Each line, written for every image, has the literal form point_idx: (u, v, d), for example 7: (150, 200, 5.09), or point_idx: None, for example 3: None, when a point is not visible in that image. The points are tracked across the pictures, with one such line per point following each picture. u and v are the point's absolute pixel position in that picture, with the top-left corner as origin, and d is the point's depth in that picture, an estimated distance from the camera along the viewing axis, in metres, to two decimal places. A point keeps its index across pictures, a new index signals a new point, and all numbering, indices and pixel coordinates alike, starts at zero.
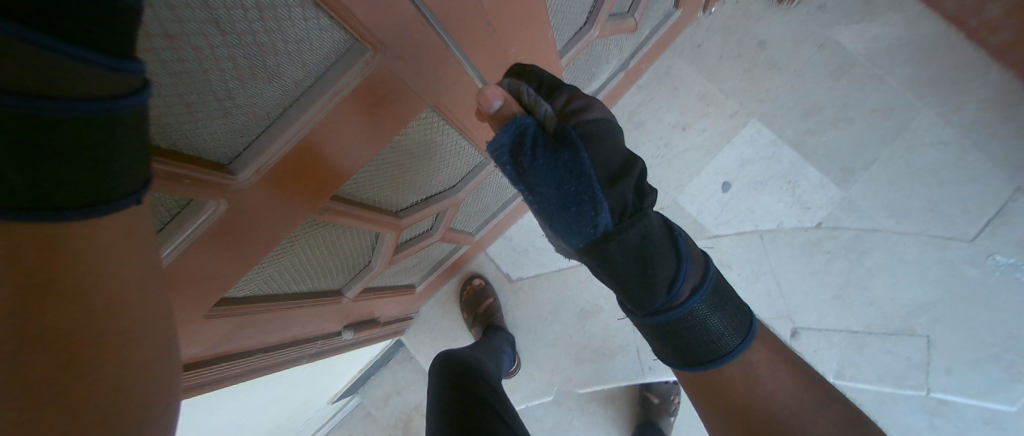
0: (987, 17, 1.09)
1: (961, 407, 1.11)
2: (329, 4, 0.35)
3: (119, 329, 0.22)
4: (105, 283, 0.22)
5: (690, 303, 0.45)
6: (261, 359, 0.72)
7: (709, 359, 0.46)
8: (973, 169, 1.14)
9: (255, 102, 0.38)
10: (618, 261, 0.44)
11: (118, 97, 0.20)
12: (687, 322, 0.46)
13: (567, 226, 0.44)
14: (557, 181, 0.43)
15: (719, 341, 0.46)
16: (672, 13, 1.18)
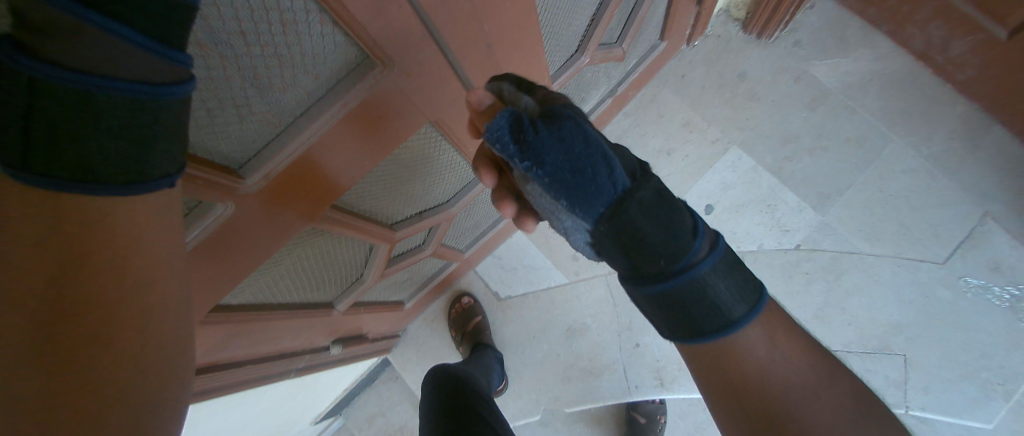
0: (951, 54, 1.19)
1: (940, 425, 1.14)
2: (347, 24, 0.38)
3: (140, 301, 0.24)
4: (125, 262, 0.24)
5: (711, 260, 0.41)
6: (248, 371, 0.71)
7: (738, 323, 0.41)
8: (939, 195, 1.21)
9: (269, 106, 0.40)
10: (640, 218, 0.40)
11: (170, 85, 0.25)
12: (715, 286, 0.41)
13: (583, 191, 0.41)
14: (565, 146, 0.41)
15: (746, 303, 0.41)
16: (657, 45, 1.26)
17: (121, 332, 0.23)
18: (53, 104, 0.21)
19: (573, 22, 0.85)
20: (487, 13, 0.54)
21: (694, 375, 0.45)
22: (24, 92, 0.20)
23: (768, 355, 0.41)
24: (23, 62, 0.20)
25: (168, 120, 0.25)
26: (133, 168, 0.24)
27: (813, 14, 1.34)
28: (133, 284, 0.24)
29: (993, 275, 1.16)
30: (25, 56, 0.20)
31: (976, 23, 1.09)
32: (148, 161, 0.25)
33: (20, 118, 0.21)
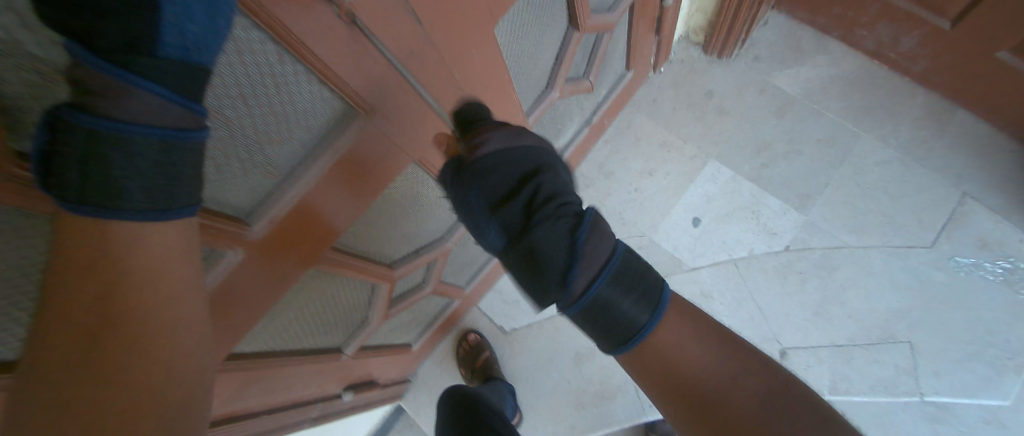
0: (901, 48, 1.28)
1: (960, 410, 1.12)
2: (332, 81, 0.44)
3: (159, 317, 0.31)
4: (157, 285, 0.31)
5: (603, 284, 0.46)
6: (263, 422, 0.73)
7: (633, 338, 0.47)
8: (913, 182, 1.26)
9: (270, 157, 0.46)
10: (535, 250, 0.47)
11: (194, 131, 0.31)
12: (604, 301, 0.46)
13: (488, 225, 0.50)
14: (474, 188, 0.50)
15: (638, 318, 0.47)
16: (625, 74, 1.37)
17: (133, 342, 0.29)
18: (100, 146, 0.27)
19: (539, 62, 0.94)
20: (456, 62, 0.62)
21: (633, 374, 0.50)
22: (82, 140, 0.26)
23: (688, 353, 0.46)
24: (85, 118, 0.26)
25: (191, 161, 0.31)
26: (161, 197, 0.31)
27: (767, 29, 1.44)
28: (158, 305, 0.31)
29: (980, 253, 1.19)
30: (87, 114, 0.26)
31: (917, 19, 1.19)
32: (177, 192, 0.31)
33: (80, 160, 0.27)
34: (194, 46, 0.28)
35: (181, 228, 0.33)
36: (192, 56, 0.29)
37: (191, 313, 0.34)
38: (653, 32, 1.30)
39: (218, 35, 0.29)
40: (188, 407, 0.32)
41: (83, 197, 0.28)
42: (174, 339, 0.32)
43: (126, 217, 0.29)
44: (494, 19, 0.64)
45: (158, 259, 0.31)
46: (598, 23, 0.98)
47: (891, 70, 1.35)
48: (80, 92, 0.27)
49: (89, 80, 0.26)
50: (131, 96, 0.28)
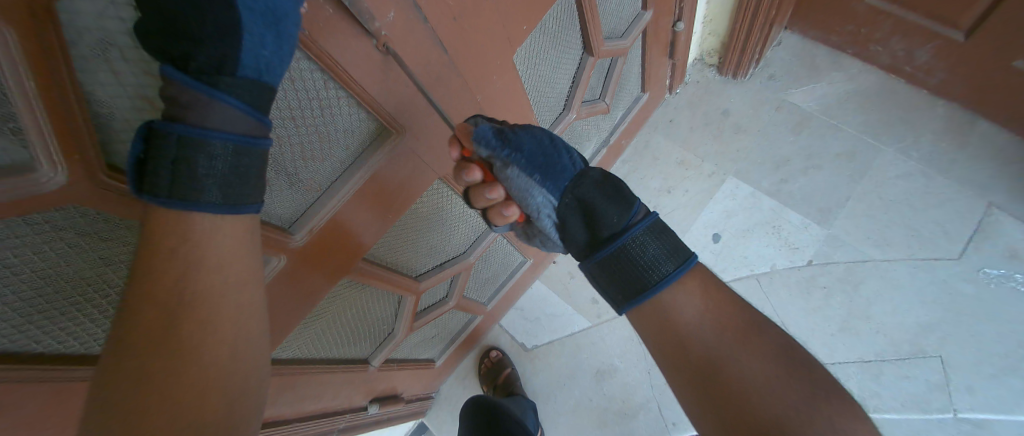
0: (918, 62, 1.27)
1: (996, 426, 1.09)
2: (368, 104, 0.49)
3: (219, 312, 0.34)
4: (221, 284, 0.34)
5: (646, 221, 0.49)
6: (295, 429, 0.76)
7: (663, 282, 0.47)
8: (940, 194, 1.23)
9: (314, 171, 0.51)
10: (593, 190, 0.52)
11: (262, 139, 0.35)
12: (650, 239, 0.48)
13: (550, 172, 0.53)
14: (537, 140, 0.53)
15: (667, 264, 0.47)
16: (640, 96, 1.40)
17: (186, 336, 0.32)
18: (184, 151, 0.31)
19: (555, 84, 0.99)
20: (479, 85, 0.67)
21: (650, 351, 0.49)
22: (174, 148, 0.31)
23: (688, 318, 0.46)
24: (178, 127, 0.31)
25: (260, 165, 0.35)
26: (233, 194, 0.34)
27: (781, 49, 1.47)
28: (220, 302, 0.34)
29: (1012, 263, 1.15)
30: (177, 123, 0.31)
31: (927, 33, 1.18)
32: (247, 193, 0.35)
33: (172, 164, 0.31)
34: (268, 68, 0.35)
35: (248, 221, 0.37)
36: (264, 77, 0.35)
37: (253, 311, 0.37)
38: (666, 55, 1.34)
39: (284, 60, 0.35)
40: (249, 390, 0.36)
41: (172, 194, 0.31)
42: (237, 328, 0.35)
43: (200, 209, 0.32)
44: (513, 46, 0.69)
45: (223, 255, 0.34)
46: (611, 48, 1.02)
47: (911, 84, 1.34)
48: (171, 106, 0.31)
49: (178, 97, 0.31)
50: (215, 108, 0.32)
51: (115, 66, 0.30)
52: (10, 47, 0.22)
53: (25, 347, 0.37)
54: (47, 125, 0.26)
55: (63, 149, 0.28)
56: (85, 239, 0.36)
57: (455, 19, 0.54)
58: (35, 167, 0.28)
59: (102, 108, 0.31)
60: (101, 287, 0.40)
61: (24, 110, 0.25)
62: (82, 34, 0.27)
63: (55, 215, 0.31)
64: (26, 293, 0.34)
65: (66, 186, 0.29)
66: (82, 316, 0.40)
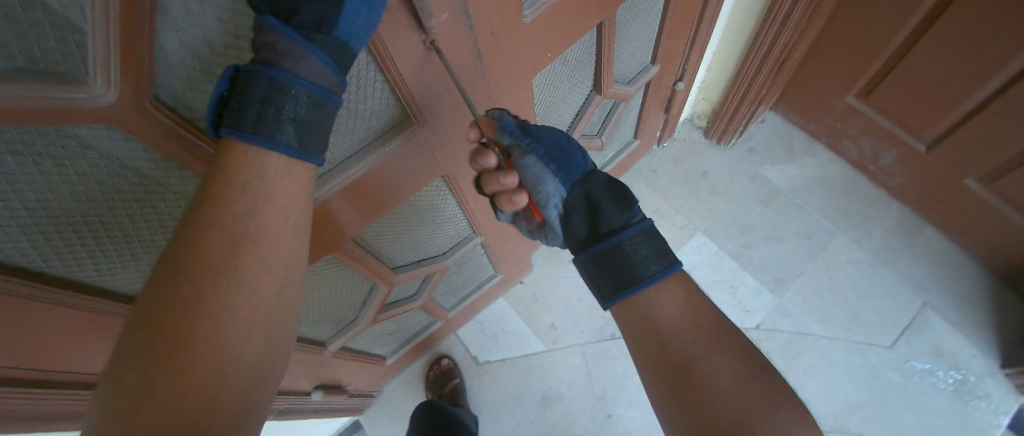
0: (881, 163, 1.43)
1: None
2: (402, 92, 0.52)
3: (276, 250, 0.38)
4: (286, 224, 0.38)
5: (627, 230, 0.54)
6: None
7: (642, 283, 0.52)
8: (881, 286, 1.37)
9: (333, 146, 0.52)
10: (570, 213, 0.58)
11: (335, 96, 0.40)
12: (628, 247, 0.53)
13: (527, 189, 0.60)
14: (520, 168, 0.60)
15: (649, 265, 0.53)
16: (631, 142, 1.49)
17: (244, 265, 0.35)
18: (271, 91, 0.35)
19: (562, 112, 1.04)
20: (499, 98, 0.70)
21: (631, 349, 0.55)
22: (265, 87, 0.35)
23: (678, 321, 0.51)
24: (272, 70, 0.35)
25: (329, 120, 0.40)
26: (304, 139, 0.38)
27: (764, 126, 1.61)
28: (283, 240, 0.38)
29: (936, 360, 1.27)
30: (272, 68, 0.35)
31: (897, 138, 1.33)
32: (314, 141, 0.39)
33: (260, 103, 0.35)
34: (354, 34, 0.38)
35: (309, 169, 0.40)
36: (349, 43, 0.38)
37: (300, 258, 0.41)
38: (663, 109, 1.44)
39: (370, 32, 0.38)
40: (285, 326, 0.40)
41: (255, 130, 0.35)
42: (288, 267, 0.39)
43: (277, 148, 0.36)
44: (535, 69, 0.73)
45: (286, 197, 0.38)
46: (618, 91, 1.09)
47: (873, 182, 1.49)
48: (268, 52, 0.36)
49: (276, 44, 0.35)
50: (306, 61, 0.37)
51: (190, 5, 0.31)
52: None
53: (28, 262, 0.36)
54: (113, 47, 0.28)
55: (119, 71, 0.29)
56: (119, 166, 0.36)
57: (494, 34, 0.57)
58: (89, 82, 0.29)
59: (166, 45, 0.32)
60: (120, 218, 0.41)
61: (100, 26, 0.27)
62: None
63: (96, 133, 0.33)
64: (52, 206, 0.35)
65: (111, 107, 0.31)
66: (95, 247, 0.41)
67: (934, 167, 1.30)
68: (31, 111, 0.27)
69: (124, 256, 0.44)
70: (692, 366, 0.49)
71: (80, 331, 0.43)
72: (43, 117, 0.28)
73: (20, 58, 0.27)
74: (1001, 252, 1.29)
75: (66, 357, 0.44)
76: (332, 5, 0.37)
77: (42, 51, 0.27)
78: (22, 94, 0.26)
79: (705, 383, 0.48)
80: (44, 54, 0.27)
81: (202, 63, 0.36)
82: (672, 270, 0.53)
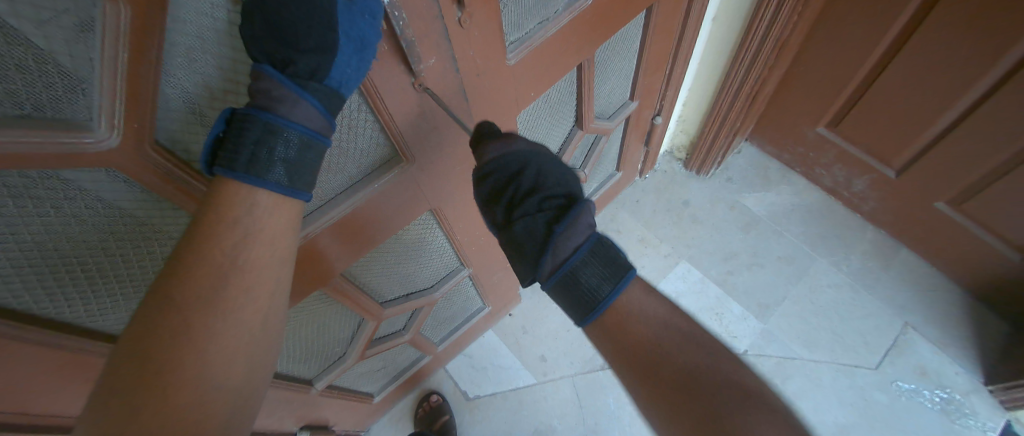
0: (855, 189, 1.50)
1: None
2: (392, 131, 0.55)
3: (263, 279, 0.39)
4: (273, 255, 0.39)
5: (577, 254, 0.53)
6: None
7: (597, 307, 0.52)
8: (862, 307, 1.40)
9: (321, 182, 0.54)
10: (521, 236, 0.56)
11: (325, 137, 0.42)
12: (579, 272, 0.52)
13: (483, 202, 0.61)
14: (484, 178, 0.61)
15: (603, 286, 0.52)
16: (614, 174, 1.54)
17: (230, 295, 0.36)
18: (264, 133, 0.38)
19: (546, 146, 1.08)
20: None
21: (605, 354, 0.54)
22: (259, 130, 0.37)
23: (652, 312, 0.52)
24: (265, 114, 0.38)
25: (318, 159, 0.42)
26: (293, 177, 0.40)
27: (741, 157, 1.69)
28: (269, 270, 0.39)
29: (921, 380, 1.29)
30: (266, 112, 0.38)
31: (866, 164, 1.41)
32: (303, 178, 0.41)
33: (253, 144, 0.37)
34: (344, 80, 0.41)
35: (297, 207, 0.42)
36: (341, 88, 0.42)
37: (285, 287, 0.41)
38: (643, 143, 1.50)
39: (360, 79, 0.42)
40: (265, 355, 0.41)
41: (247, 169, 0.37)
42: (272, 298, 0.40)
43: (267, 185, 0.38)
44: (519, 107, 0.77)
45: (274, 231, 0.39)
46: (599, 125, 1.15)
47: (848, 208, 1.57)
48: (263, 98, 0.39)
49: (272, 91, 0.39)
50: (298, 106, 0.40)
51: (192, 55, 0.34)
52: (119, 21, 0.27)
53: (18, 304, 0.37)
54: (120, 93, 0.30)
55: (125, 116, 0.32)
56: (113, 207, 0.38)
57: (479, 75, 0.62)
58: (93, 127, 0.31)
59: (168, 93, 0.35)
60: (108, 259, 0.41)
61: (108, 74, 0.29)
62: (181, 30, 0.32)
63: (92, 175, 0.34)
64: (45, 250, 0.35)
65: (109, 151, 0.32)
66: (87, 287, 0.41)
67: (908, 193, 1.37)
68: (35, 154, 0.29)
69: (112, 296, 0.45)
70: (666, 360, 0.50)
71: (58, 373, 0.42)
72: (46, 163, 0.30)
73: (28, 107, 0.29)
74: (972, 270, 1.35)
75: (44, 400, 0.43)
76: (326, 55, 0.40)
77: (50, 98, 0.29)
78: (27, 140, 0.28)
79: (677, 373, 0.49)
80: (52, 102, 0.30)
81: (202, 106, 0.39)
82: (625, 287, 0.53)
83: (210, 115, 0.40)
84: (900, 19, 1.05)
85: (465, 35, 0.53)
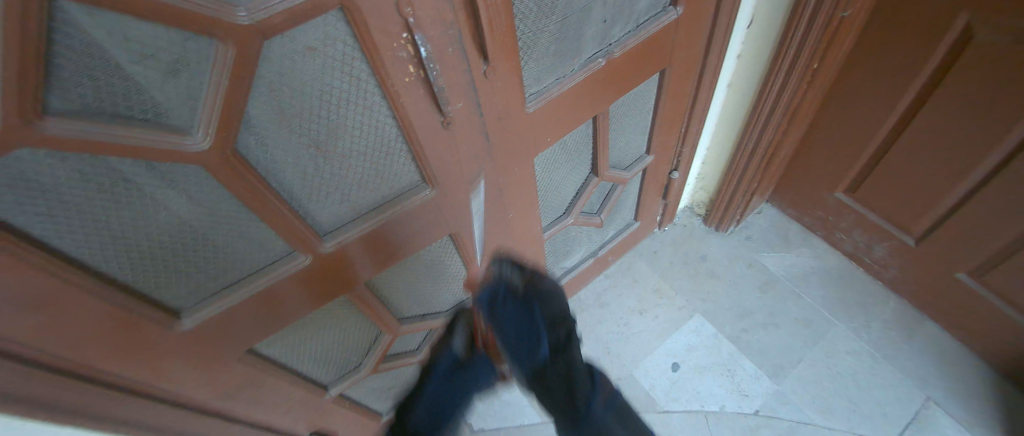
0: (875, 255, 1.48)
1: None
2: (420, 159, 0.66)
3: None
4: None
5: None
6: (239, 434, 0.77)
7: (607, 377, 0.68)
8: (880, 376, 1.34)
9: (360, 196, 0.66)
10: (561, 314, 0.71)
11: None
12: None
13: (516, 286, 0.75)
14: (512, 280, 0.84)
15: None
16: (632, 223, 1.59)
17: None
18: None
19: (563, 190, 1.17)
20: (504, 172, 0.84)
21: None
22: None
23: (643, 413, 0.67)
24: None
25: None
26: None
27: (761, 217, 1.72)
28: None
29: None
30: None
31: (882, 231, 1.42)
32: None
33: None
34: None
35: None
36: None
37: None
38: (660, 196, 1.57)
39: None
40: None
41: None
42: None
43: None
44: (536, 150, 0.88)
45: None
46: (614, 174, 1.24)
47: (870, 275, 1.54)
48: None
49: None
50: None
51: (275, 89, 0.46)
52: (226, 58, 0.38)
53: (104, 267, 0.47)
54: (218, 110, 0.41)
55: (218, 126, 0.43)
56: (187, 199, 0.49)
57: (500, 119, 0.73)
58: (192, 132, 0.42)
59: (253, 115, 0.46)
60: (174, 241, 0.51)
61: (213, 95, 0.40)
62: (270, 70, 0.43)
63: (179, 172, 0.45)
64: (132, 225, 0.46)
65: (202, 151, 0.43)
66: (155, 263, 0.51)
67: (927, 262, 1.35)
68: (150, 148, 0.40)
69: (182, 276, 0.55)
70: None
71: (116, 334, 0.51)
72: (154, 154, 0.41)
73: (152, 114, 0.39)
74: (1004, 349, 1.28)
75: (101, 362, 0.51)
76: None
77: (169, 109, 0.40)
78: (149, 136, 0.39)
79: None
80: (169, 112, 0.40)
81: (281, 131, 0.50)
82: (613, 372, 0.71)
83: (283, 138, 0.51)
84: (907, 93, 1.11)
85: (487, 84, 0.65)
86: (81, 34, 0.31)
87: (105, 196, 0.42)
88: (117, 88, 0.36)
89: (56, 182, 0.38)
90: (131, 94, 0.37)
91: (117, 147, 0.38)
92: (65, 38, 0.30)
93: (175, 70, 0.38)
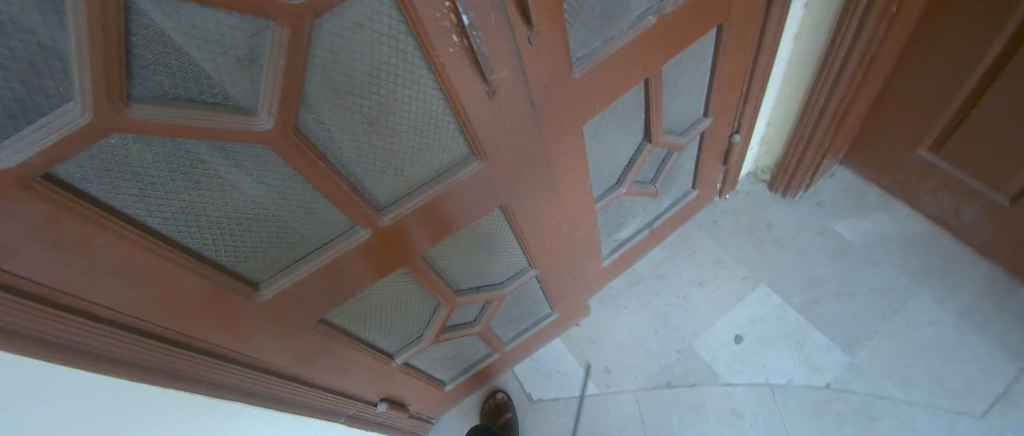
0: (964, 219, 1.29)
1: None
2: (468, 131, 0.65)
3: None
4: None
5: None
6: (316, 396, 0.85)
7: None
8: (972, 349, 1.18)
9: (413, 171, 0.67)
10: None
11: None
12: None
13: None
14: None
15: None
16: (689, 191, 1.49)
17: None
18: None
19: (614, 159, 1.12)
20: (553, 141, 0.81)
21: None
22: None
23: None
24: None
25: None
26: None
27: (834, 181, 1.53)
28: None
29: None
30: None
31: (976, 191, 1.21)
32: None
33: None
34: None
35: None
36: None
37: None
38: (721, 162, 1.45)
39: None
40: None
41: None
42: None
43: None
44: (585, 118, 0.84)
45: None
46: (668, 140, 1.15)
47: (956, 239, 1.34)
48: None
49: None
50: None
51: (327, 67, 0.46)
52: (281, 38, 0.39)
53: (194, 244, 0.52)
54: (277, 92, 0.42)
55: (278, 107, 0.44)
56: (257, 179, 0.51)
57: (547, 86, 0.69)
58: (258, 113, 0.44)
59: (309, 95, 0.47)
60: (249, 219, 0.55)
61: (271, 77, 0.41)
62: (322, 48, 0.44)
63: (247, 153, 0.47)
64: (212, 204, 0.50)
65: (266, 131, 0.45)
66: (235, 239, 0.56)
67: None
68: (224, 131, 0.42)
69: (258, 250, 0.60)
70: None
71: (207, 304, 0.56)
72: (227, 136, 0.43)
73: (223, 98, 0.42)
74: None
75: (197, 328, 0.58)
76: None
77: (236, 92, 0.42)
78: (221, 118, 0.41)
79: None
80: (237, 95, 0.42)
81: (335, 110, 0.51)
82: None
83: (338, 116, 0.52)
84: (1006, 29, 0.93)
85: (533, 51, 0.61)
86: (154, 22, 0.32)
87: (189, 179, 0.45)
88: (189, 75, 0.38)
89: (145, 165, 0.41)
90: (201, 79, 0.39)
91: (195, 131, 0.40)
92: (139, 26, 0.32)
93: (235, 51, 0.38)
